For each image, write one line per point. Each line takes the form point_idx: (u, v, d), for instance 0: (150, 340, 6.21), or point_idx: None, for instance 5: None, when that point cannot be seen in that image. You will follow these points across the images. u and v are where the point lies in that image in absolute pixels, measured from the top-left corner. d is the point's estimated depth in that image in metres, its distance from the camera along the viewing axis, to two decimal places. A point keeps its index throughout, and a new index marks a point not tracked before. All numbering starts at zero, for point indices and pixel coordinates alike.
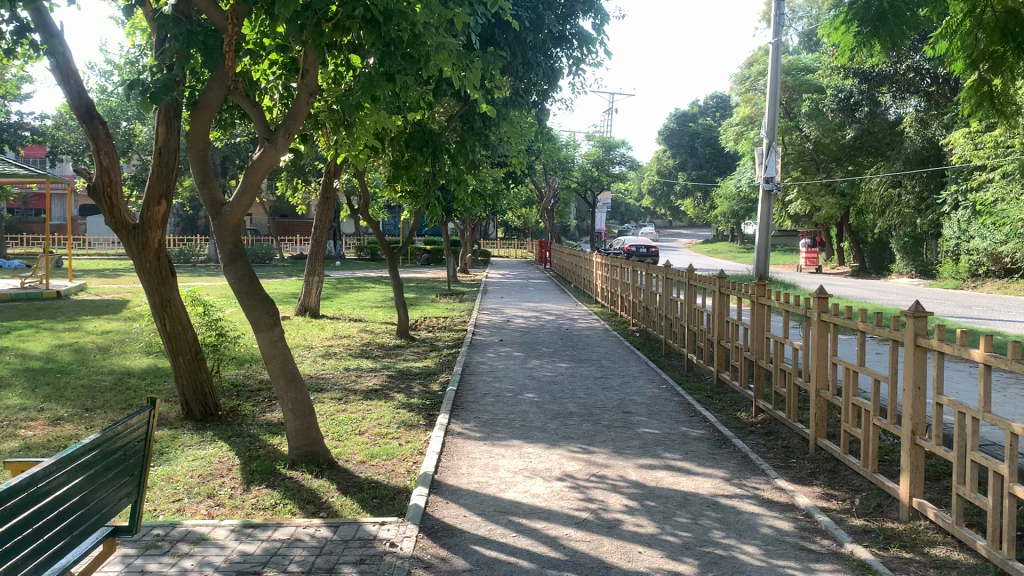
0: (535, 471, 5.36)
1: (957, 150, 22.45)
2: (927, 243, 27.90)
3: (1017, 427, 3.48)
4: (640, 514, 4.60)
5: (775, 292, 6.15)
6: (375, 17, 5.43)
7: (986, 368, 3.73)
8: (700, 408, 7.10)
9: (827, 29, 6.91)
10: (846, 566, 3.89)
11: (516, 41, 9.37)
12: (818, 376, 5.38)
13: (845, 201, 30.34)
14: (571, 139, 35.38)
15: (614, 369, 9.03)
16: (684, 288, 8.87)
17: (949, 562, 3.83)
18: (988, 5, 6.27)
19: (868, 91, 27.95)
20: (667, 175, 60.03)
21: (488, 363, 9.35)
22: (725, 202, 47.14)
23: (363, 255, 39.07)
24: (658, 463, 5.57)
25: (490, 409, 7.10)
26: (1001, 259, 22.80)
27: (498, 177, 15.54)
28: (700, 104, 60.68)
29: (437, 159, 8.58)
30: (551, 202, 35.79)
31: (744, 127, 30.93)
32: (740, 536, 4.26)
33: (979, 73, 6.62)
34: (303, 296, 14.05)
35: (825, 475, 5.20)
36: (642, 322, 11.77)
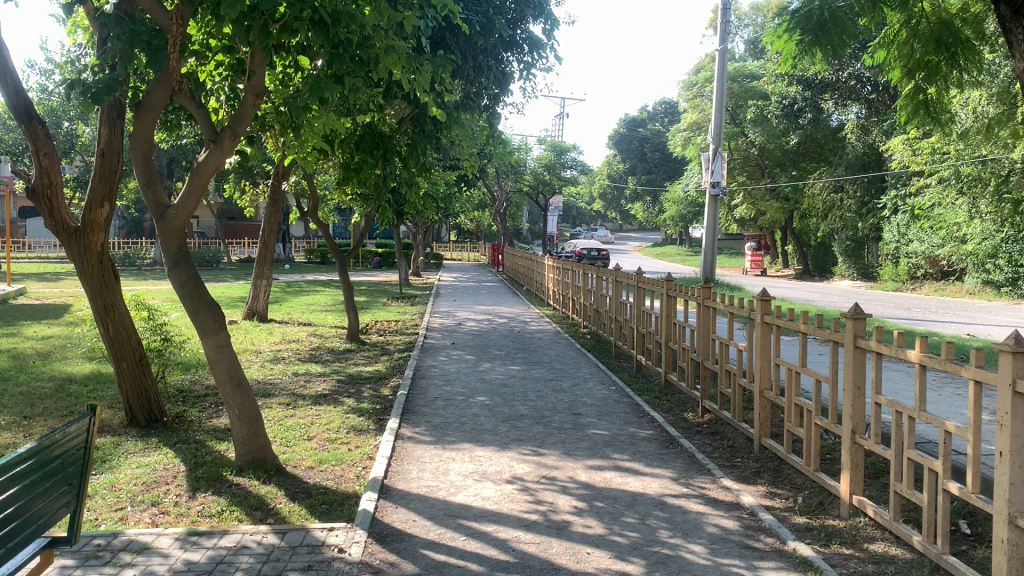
0: (486, 474, 5.37)
1: (896, 156, 23.10)
2: (868, 246, 28.68)
3: (950, 425, 3.60)
4: (589, 515, 4.64)
5: (720, 295, 6.26)
6: (323, 19, 5.38)
7: (922, 368, 3.84)
8: (648, 409, 7.19)
9: (771, 37, 7.04)
10: (789, 563, 3.97)
11: (467, 44, 9.31)
12: (762, 376, 5.49)
13: (789, 205, 30.95)
14: (523, 143, 35.43)
15: (565, 371, 9.09)
16: (634, 290, 8.97)
17: (887, 557, 3.94)
18: (923, 17, 6.52)
19: (811, 97, 28.60)
20: (617, 179, 60.66)
21: (440, 366, 9.34)
22: (674, 206, 47.80)
23: (313, 259, 38.68)
24: (607, 464, 5.63)
25: (441, 412, 7.08)
26: (938, 262, 23.55)
27: (450, 180, 15.53)
28: (648, 111, 61.08)
29: (387, 161, 8.51)
30: (502, 206, 35.83)
31: (691, 133, 31.38)
32: (686, 536, 4.32)
33: (915, 82, 6.83)
34: (251, 300, 13.86)
35: (769, 475, 5.30)
36: (592, 324, 11.87)
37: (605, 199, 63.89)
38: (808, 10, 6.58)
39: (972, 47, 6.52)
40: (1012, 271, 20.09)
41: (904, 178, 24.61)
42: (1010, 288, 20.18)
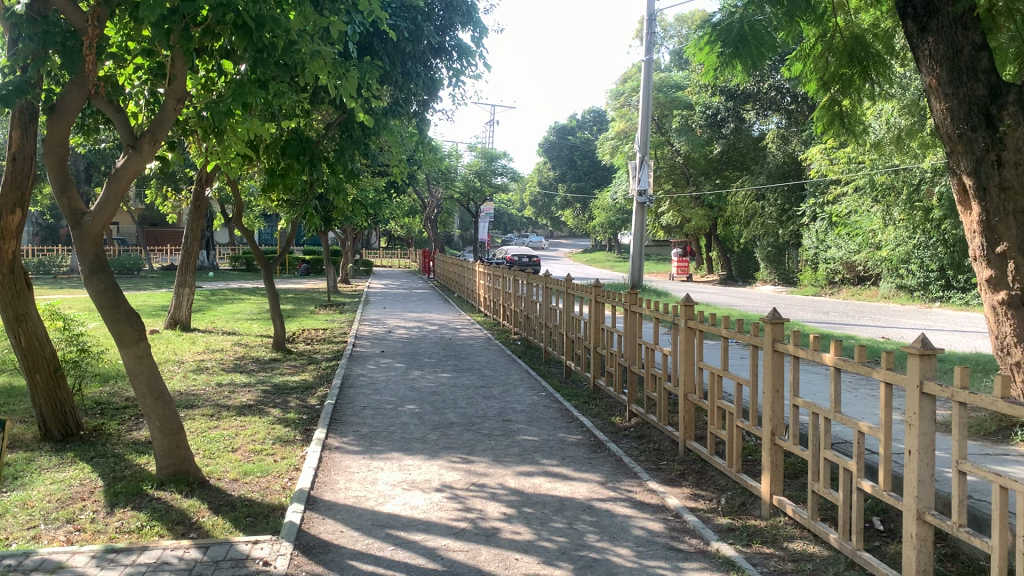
0: (414, 483, 5.35)
1: (815, 165, 23.89)
2: (789, 252, 29.52)
3: (863, 426, 3.73)
4: (518, 521, 4.66)
5: (646, 301, 6.36)
6: (247, 24, 5.28)
7: (836, 371, 3.97)
8: (577, 415, 7.25)
9: (693, 50, 7.20)
10: (712, 564, 4.06)
11: (395, 50, 9.26)
12: (686, 380, 5.62)
13: (713, 213, 31.62)
14: (453, 149, 35.36)
15: (496, 378, 9.10)
16: (563, 297, 9.04)
17: (805, 555, 4.06)
18: (836, 31, 6.81)
19: (734, 107, 29.18)
20: (548, 187, 61.27)
21: (369, 375, 9.26)
22: (603, 213, 48.41)
23: (238, 266, 37.91)
24: (536, 469, 5.66)
25: (369, 422, 7.01)
26: (854, 267, 24.38)
27: (379, 186, 15.43)
28: (577, 119, 61.54)
29: (314, 167, 8.37)
30: (432, 213, 35.70)
31: (619, 142, 31.86)
32: (613, 539, 4.38)
33: (830, 94, 7.08)
34: (173, 309, 13.50)
35: (693, 476, 5.42)
36: (523, 330, 11.94)
37: (536, 206, 64.37)
38: (728, 24, 6.77)
39: (881, 61, 6.82)
40: (924, 275, 20.97)
41: (822, 186, 25.47)
42: (923, 292, 21.08)
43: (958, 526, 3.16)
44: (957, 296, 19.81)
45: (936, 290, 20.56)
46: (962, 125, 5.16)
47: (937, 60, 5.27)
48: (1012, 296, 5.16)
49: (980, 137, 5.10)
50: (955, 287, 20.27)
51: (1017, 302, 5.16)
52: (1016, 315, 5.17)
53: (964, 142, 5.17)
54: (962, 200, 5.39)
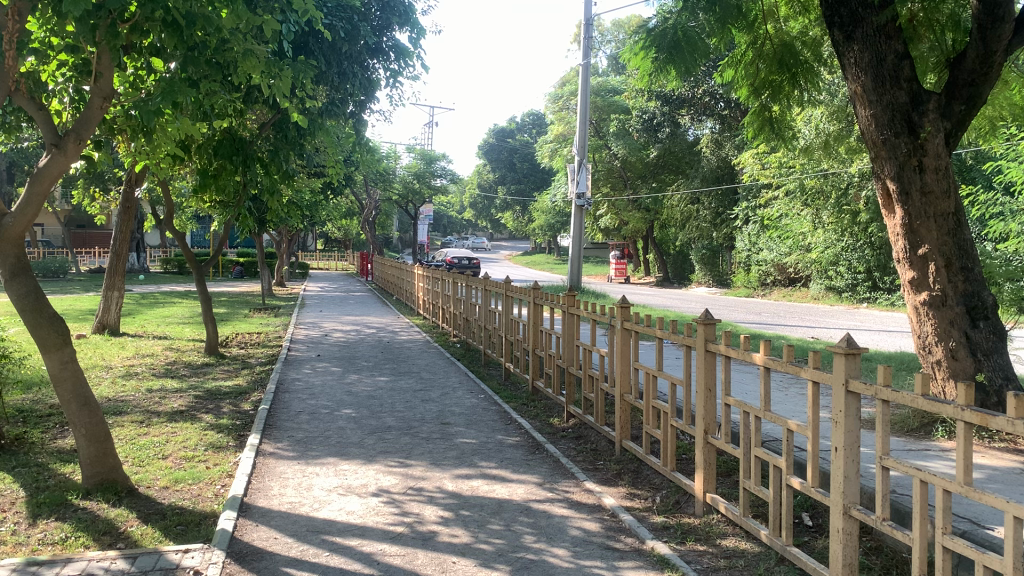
0: (351, 488, 5.29)
1: (747, 169, 24.45)
2: (722, 254, 30.11)
3: (792, 424, 3.83)
4: (455, 524, 4.65)
5: (583, 302, 6.39)
6: (176, 21, 5.17)
7: (766, 371, 4.06)
8: (515, 416, 7.27)
9: (629, 54, 7.29)
10: (647, 562, 4.11)
11: (330, 49, 9.10)
12: (622, 381, 5.68)
13: (650, 216, 32.06)
14: (392, 150, 35.14)
15: (434, 381, 9.07)
16: (502, 298, 9.04)
17: (737, 552, 4.15)
18: (767, 39, 6.97)
19: (669, 113, 29.61)
20: (487, 189, 61.44)
21: (304, 379, 9.12)
22: (542, 215, 48.66)
23: (170, 268, 37.02)
24: (474, 472, 5.66)
25: (304, 427, 6.90)
26: (785, 269, 25.02)
27: (316, 188, 15.27)
28: (516, 121, 61.47)
29: (246, 168, 8.21)
30: (371, 214, 35.37)
31: (557, 145, 32.07)
32: (550, 540, 4.41)
33: (761, 100, 7.22)
34: (101, 313, 13.08)
35: (629, 476, 5.48)
36: (462, 333, 11.91)
37: (476, 207, 64.37)
38: (662, 30, 6.86)
39: (809, 68, 6.99)
40: (852, 277, 21.63)
41: (754, 190, 26.04)
42: (850, 293, 21.78)
43: (881, 520, 3.26)
44: (883, 297, 20.50)
45: (863, 291, 21.23)
46: (885, 131, 5.32)
47: (862, 68, 5.42)
48: (933, 297, 5.34)
49: (903, 143, 5.27)
50: (881, 288, 20.97)
51: (938, 302, 5.33)
52: (937, 315, 5.35)
53: (887, 148, 5.32)
54: (885, 204, 5.55)
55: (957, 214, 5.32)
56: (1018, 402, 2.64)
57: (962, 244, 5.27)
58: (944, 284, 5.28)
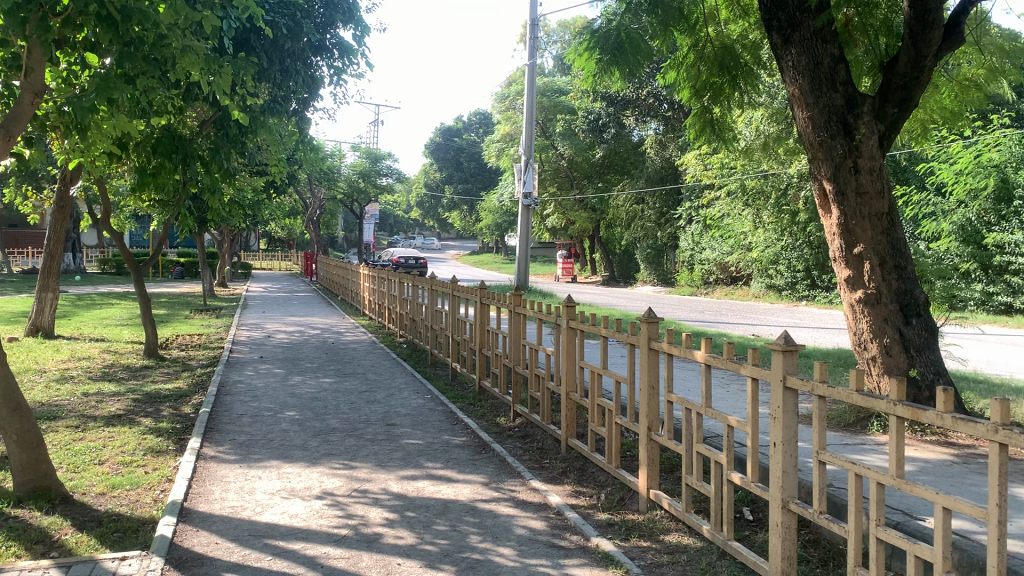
0: (294, 491, 5.22)
1: (690, 169, 24.79)
2: (667, 254, 30.47)
3: (732, 419, 3.89)
4: (400, 526, 4.61)
5: (530, 302, 6.41)
6: (111, 15, 5.07)
7: (707, 368, 4.12)
8: (462, 416, 7.26)
9: (573, 55, 7.32)
10: (592, 559, 4.14)
11: (273, 47, 8.95)
12: (568, 379, 5.71)
13: (596, 216, 32.33)
14: (337, 149, 34.80)
15: (380, 382, 9.00)
16: (449, 298, 9.00)
17: (680, 547, 4.20)
18: (709, 42, 7.09)
19: (614, 113, 30.19)
20: (434, 188, 61.33)
21: (246, 381, 8.95)
22: (489, 214, 48.68)
23: (107, 269, 36.05)
24: (420, 473, 5.63)
25: (246, 430, 6.79)
26: (727, 268, 25.46)
27: (258, 186, 15.04)
28: (463, 121, 61.37)
29: (186, 166, 8.05)
30: (315, 214, 34.95)
31: (504, 144, 32.12)
32: (496, 540, 4.41)
33: (702, 103, 7.33)
34: (34, 315, 12.67)
35: (574, 474, 5.51)
36: (408, 333, 11.84)
37: (423, 207, 64.14)
38: (606, 31, 6.91)
39: (749, 70, 7.12)
40: (791, 276, 22.11)
41: (697, 191, 26.45)
42: (790, 292, 22.27)
43: (818, 513, 3.33)
44: (822, 295, 21.01)
45: (802, 290, 21.74)
46: (822, 133, 5.45)
47: (799, 71, 5.53)
48: (868, 294, 5.48)
49: (839, 145, 5.40)
50: (819, 286, 21.49)
51: (873, 299, 5.48)
52: (872, 312, 5.49)
53: (824, 149, 5.45)
54: (822, 205, 5.68)
55: (891, 215, 5.48)
56: (946, 398, 2.70)
57: (896, 243, 5.43)
58: (879, 282, 5.43)
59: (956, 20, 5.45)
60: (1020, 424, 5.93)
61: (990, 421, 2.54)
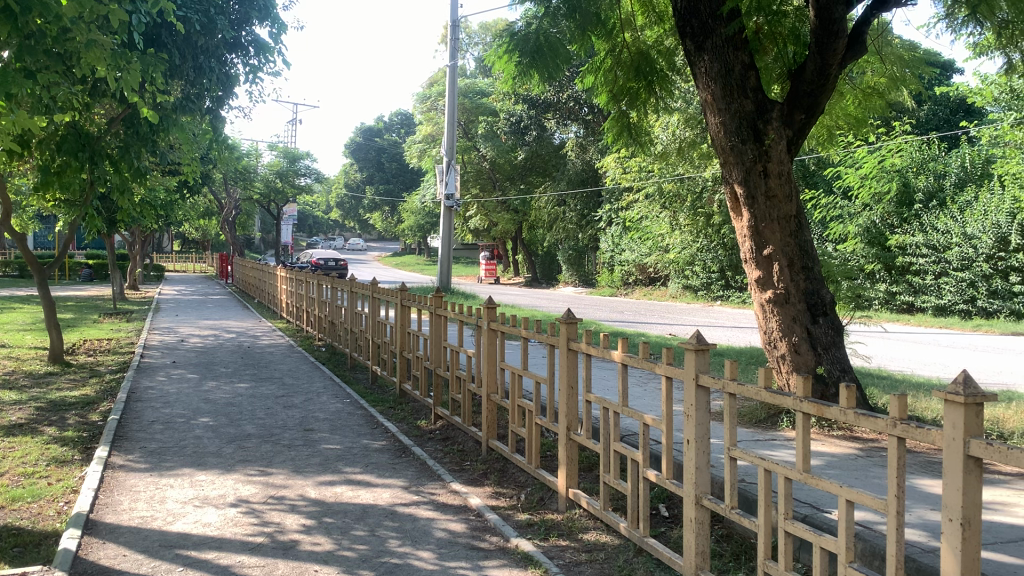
0: (207, 499, 5.08)
1: (610, 172, 25.12)
2: (588, 255, 30.84)
3: (648, 418, 3.96)
4: (317, 532, 4.55)
5: (450, 304, 6.39)
6: (9, 7, 4.88)
7: (623, 367, 4.18)
8: (382, 420, 7.19)
9: (494, 58, 7.34)
10: (512, 560, 4.15)
11: (185, 43, 8.68)
12: (489, 381, 5.71)
13: (518, 217, 32.55)
14: (253, 148, 34.05)
15: (298, 387, 8.84)
16: (368, 301, 8.90)
17: (599, 545, 4.25)
18: (625, 47, 7.24)
19: (535, 116, 30.19)
20: (355, 189, 60.76)
21: (158, 387, 8.67)
22: (411, 215, 48.41)
23: (8, 272, 34.44)
24: (338, 478, 5.55)
25: (157, 437, 6.59)
26: (646, 269, 25.98)
27: (170, 185, 14.57)
28: (384, 121, 60.90)
29: (94, 165, 7.78)
30: (230, 214, 34.16)
31: (426, 145, 31.99)
32: (415, 543, 4.39)
33: (619, 107, 7.46)
34: None
35: (494, 475, 5.53)
36: (328, 336, 11.67)
37: (343, 208, 63.40)
38: (525, 34, 6.94)
39: (664, 77, 7.31)
40: (706, 276, 22.73)
41: (616, 193, 26.84)
42: (705, 292, 22.90)
43: (730, 509, 3.41)
44: (735, 295, 21.66)
45: (717, 290, 22.39)
46: (733, 138, 5.60)
47: (711, 77, 5.67)
48: (777, 294, 5.65)
49: (749, 150, 5.55)
50: (733, 286, 22.16)
51: (782, 299, 5.64)
52: (781, 311, 5.65)
53: (735, 153, 5.60)
54: (733, 207, 5.83)
55: (798, 218, 5.67)
56: (849, 394, 2.79)
57: (802, 245, 5.63)
58: (787, 282, 5.61)
59: (859, 31, 5.66)
60: (918, 418, 6.22)
61: (889, 415, 2.64)
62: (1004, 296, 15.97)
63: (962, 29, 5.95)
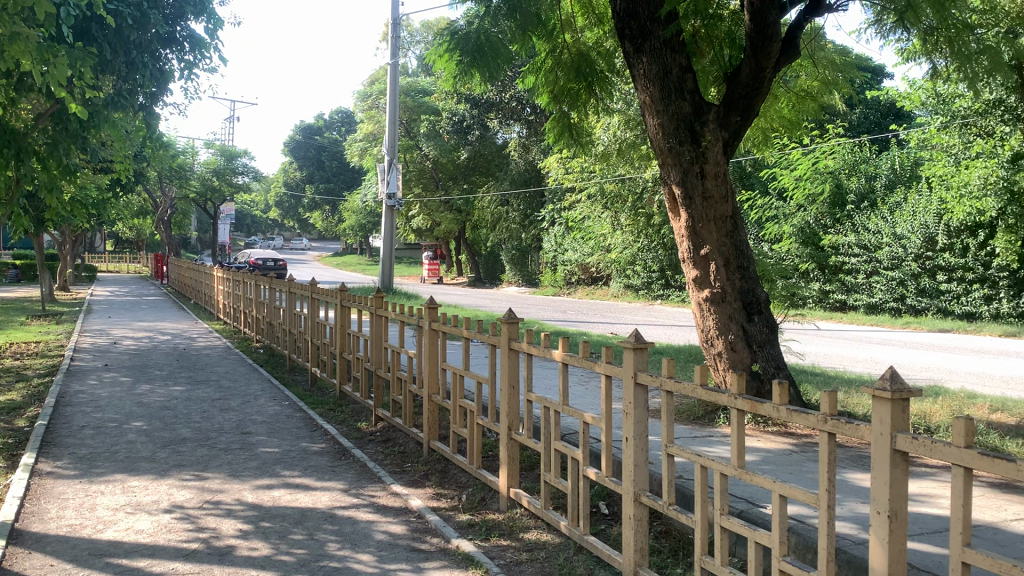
0: (140, 505, 4.96)
1: (552, 172, 25.24)
2: (531, 255, 30.94)
3: (587, 416, 3.98)
4: (255, 536, 4.47)
5: (391, 304, 6.34)
6: None
7: (564, 366, 4.19)
8: (321, 422, 7.11)
9: (435, 56, 7.31)
10: (453, 561, 4.14)
11: (116, 37, 8.46)
12: (430, 381, 5.68)
13: (461, 217, 32.49)
14: (189, 146, 33.34)
15: (235, 389, 8.68)
16: (307, 301, 8.78)
17: (539, 544, 4.27)
18: (565, 48, 7.28)
19: (478, 116, 30.25)
20: (294, 187, 59.98)
21: (88, 391, 8.42)
22: (351, 215, 48.00)
23: None
24: (276, 482, 5.47)
25: (88, 443, 6.40)
26: (588, 269, 26.19)
27: (102, 183, 14.17)
28: (324, 119, 60.36)
29: (19, 162, 7.72)
30: (166, 214, 33.40)
31: (368, 144, 31.72)
32: (355, 546, 4.34)
33: (561, 108, 7.52)
34: None
35: (436, 476, 5.50)
36: (266, 338, 11.47)
37: (282, 207, 62.56)
38: (467, 34, 6.93)
39: (604, 78, 7.37)
40: (647, 276, 23.02)
41: (559, 194, 26.99)
42: (646, 291, 23.19)
43: (667, 505, 3.45)
44: (675, 295, 21.98)
45: (657, 289, 22.70)
46: (671, 139, 5.68)
47: (650, 79, 5.73)
48: (714, 293, 5.74)
49: (687, 151, 5.63)
50: (673, 286, 22.49)
51: (718, 298, 5.74)
52: (717, 310, 5.75)
53: (673, 155, 5.67)
54: (671, 208, 5.91)
55: (734, 218, 5.78)
56: (782, 391, 2.85)
57: (738, 245, 5.74)
58: (723, 282, 5.71)
59: (792, 34, 5.78)
60: (849, 414, 6.40)
61: (821, 411, 2.70)
62: (931, 294, 16.51)
63: (891, 35, 6.15)
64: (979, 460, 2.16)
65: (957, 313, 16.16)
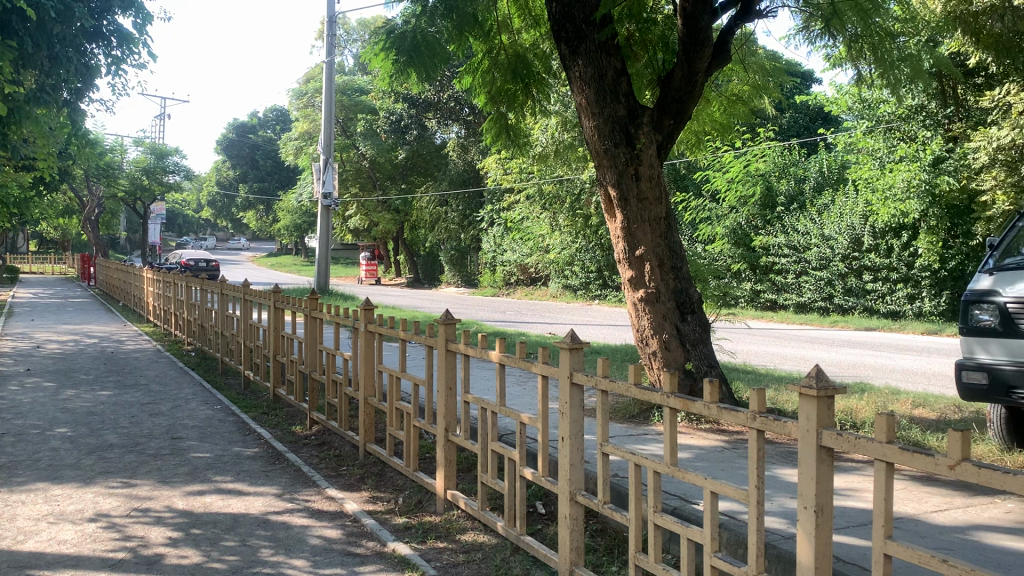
0: (63, 514, 4.79)
1: (491, 173, 25.26)
2: (470, 255, 30.65)
3: (524, 417, 3.99)
4: (185, 544, 4.37)
5: (326, 305, 6.26)
6: None
7: (500, 367, 4.19)
8: (255, 427, 6.98)
9: (370, 55, 7.26)
10: (388, 564, 4.11)
11: (38, 31, 8.17)
12: (366, 383, 5.63)
13: (399, 217, 32.15)
14: (117, 143, 32.39)
15: (165, 394, 8.47)
16: (240, 303, 8.60)
17: (475, 546, 4.26)
18: (502, 49, 7.29)
19: (416, 115, 30.46)
20: (228, 186, 58.82)
21: (9, 397, 8.11)
22: (287, 215, 47.26)
23: None
24: (208, 488, 5.35)
25: (8, 451, 6.16)
26: (527, 269, 26.25)
27: (24, 180, 13.66)
28: (258, 117, 59.68)
29: None
30: (93, 213, 32.37)
31: (302, 143, 31.25)
32: (288, 552, 4.27)
33: (498, 109, 7.54)
34: None
35: (372, 479, 5.45)
36: (198, 340, 11.21)
37: (215, 206, 61.25)
38: (403, 33, 6.89)
39: (540, 80, 7.42)
40: (585, 276, 23.17)
41: (497, 194, 27.04)
42: (583, 291, 23.33)
43: (602, 503, 3.48)
44: (611, 295, 22.17)
45: (595, 289, 22.87)
46: (607, 141, 5.73)
47: (585, 81, 5.78)
48: (648, 293, 5.81)
49: (622, 153, 5.70)
50: (610, 286, 22.66)
51: (652, 298, 5.81)
52: (651, 310, 5.82)
53: (609, 157, 5.73)
54: (607, 209, 5.97)
55: (667, 219, 5.86)
56: (713, 389, 2.90)
57: (672, 246, 5.82)
58: (658, 282, 5.78)
59: (723, 39, 5.89)
60: (779, 411, 6.54)
61: (750, 408, 2.75)
62: (858, 294, 16.96)
63: (818, 41, 6.32)
64: (900, 454, 2.23)
65: (882, 312, 16.60)
